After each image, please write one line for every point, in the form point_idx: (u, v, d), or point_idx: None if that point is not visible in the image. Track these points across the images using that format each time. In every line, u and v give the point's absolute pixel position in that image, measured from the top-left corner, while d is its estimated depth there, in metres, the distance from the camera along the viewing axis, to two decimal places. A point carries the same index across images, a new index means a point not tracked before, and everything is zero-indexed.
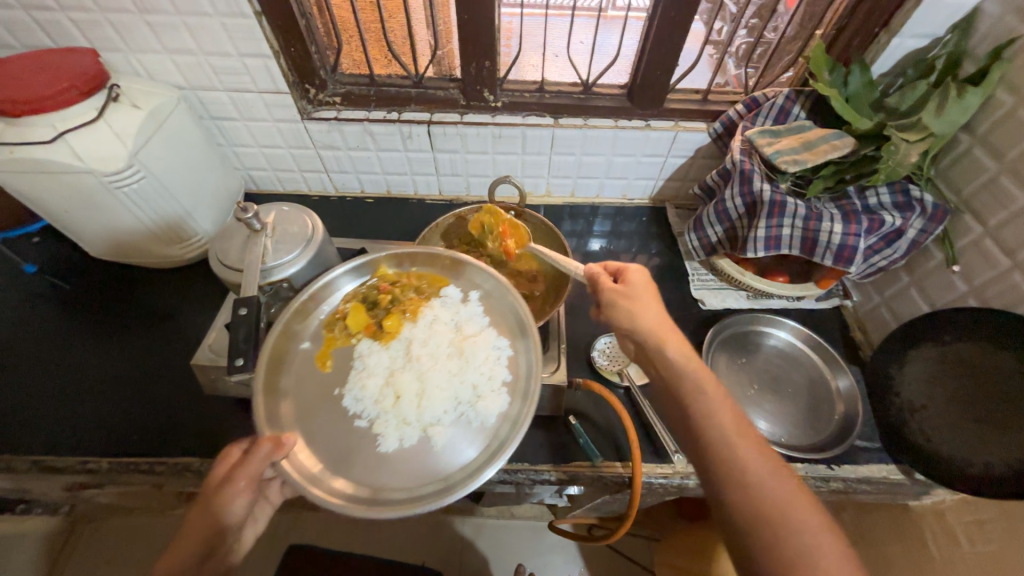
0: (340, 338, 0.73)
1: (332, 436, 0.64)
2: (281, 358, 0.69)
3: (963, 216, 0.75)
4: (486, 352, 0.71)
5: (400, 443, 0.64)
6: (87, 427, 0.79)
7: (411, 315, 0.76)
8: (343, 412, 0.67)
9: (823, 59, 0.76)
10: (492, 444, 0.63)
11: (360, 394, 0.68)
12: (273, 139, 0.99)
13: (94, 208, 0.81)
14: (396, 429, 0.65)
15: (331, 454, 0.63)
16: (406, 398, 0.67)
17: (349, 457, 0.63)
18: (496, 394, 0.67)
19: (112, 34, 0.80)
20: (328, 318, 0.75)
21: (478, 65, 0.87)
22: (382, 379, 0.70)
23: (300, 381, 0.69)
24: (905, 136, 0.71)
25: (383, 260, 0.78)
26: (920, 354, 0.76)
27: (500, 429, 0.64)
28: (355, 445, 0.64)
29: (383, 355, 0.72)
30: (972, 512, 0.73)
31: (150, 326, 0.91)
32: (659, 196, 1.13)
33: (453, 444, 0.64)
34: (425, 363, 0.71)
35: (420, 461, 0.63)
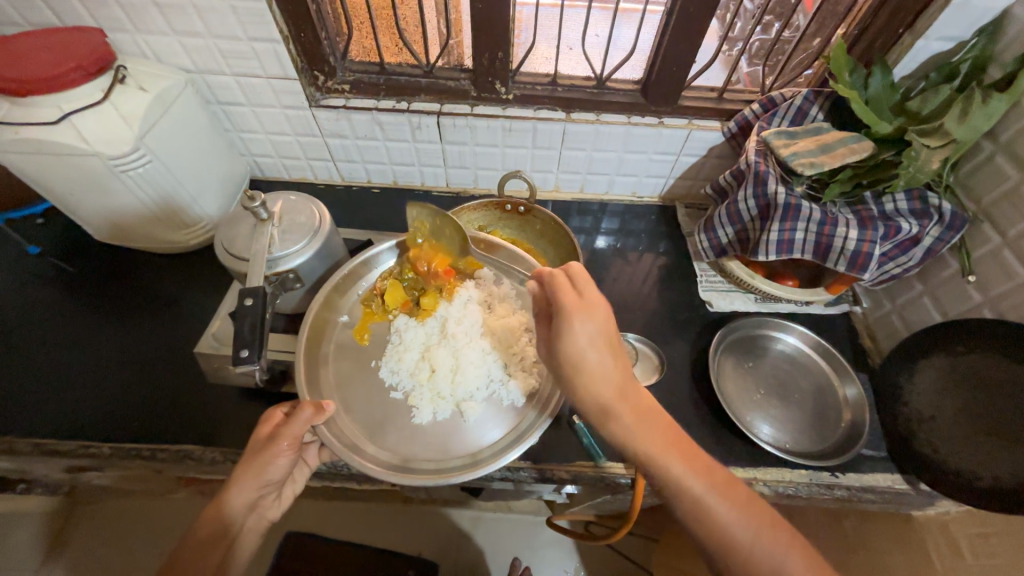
0: (379, 313, 0.78)
1: (369, 406, 0.70)
2: (321, 328, 0.75)
3: (982, 226, 0.74)
4: (519, 333, 0.76)
5: (434, 416, 0.70)
6: (91, 411, 0.79)
7: (446, 294, 0.79)
8: (381, 383, 0.72)
9: (844, 60, 0.73)
10: (520, 425, 0.69)
11: (395, 366, 0.73)
12: (280, 126, 0.97)
13: (99, 191, 0.80)
14: (430, 402, 0.70)
15: (367, 423, 0.69)
16: (440, 373, 0.72)
17: (385, 425, 0.69)
18: (527, 373, 0.73)
19: (119, 14, 0.78)
20: (366, 294, 0.79)
21: (491, 56, 0.85)
22: (417, 354, 0.74)
23: (342, 349, 0.75)
24: (927, 141, 0.69)
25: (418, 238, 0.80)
26: (930, 365, 0.75)
27: (529, 409, 0.70)
28: (391, 414, 0.70)
29: (418, 331, 0.76)
30: (978, 525, 0.73)
31: (154, 312, 0.91)
32: (669, 195, 1.11)
33: (482, 420, 0.70)
34: (460, 340, 0.74)
35: (450, 434, 0.69)
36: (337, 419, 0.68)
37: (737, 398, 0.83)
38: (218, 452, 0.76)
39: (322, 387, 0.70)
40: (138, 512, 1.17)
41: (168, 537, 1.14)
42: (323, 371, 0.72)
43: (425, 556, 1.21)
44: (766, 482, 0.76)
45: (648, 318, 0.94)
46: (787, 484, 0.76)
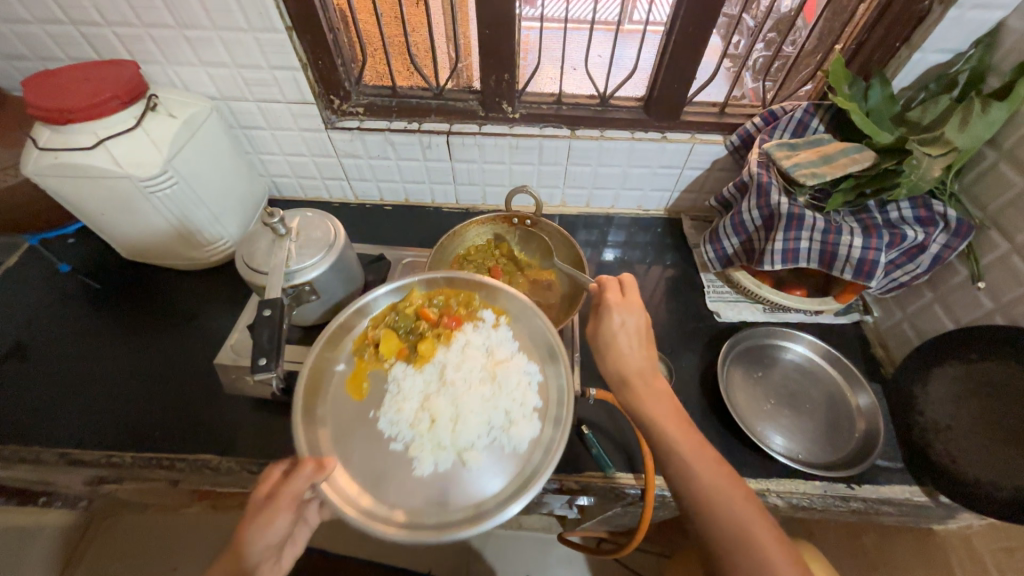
0: (373, 363, 0.72)
1: (367, 458, 0.63)
2: (318, 378, 0.68)
3: (989, 232, 0.74)
4: (518, 377, 0.70)
5: (435, 467, 0.63)
6: (113, 422, 0.82)
7: (444, 339, 0.74)
8: (380, 434, 0.66)
9: (843, 73, 0.75)
10: (523, 473, 0.62)
11: (395, 417, 0.66)
12: (297, 147, 1.02)
13: (129, 211, 0.85)
14: (431, 453, 0.64)
15: (365, 475, 0.62)
16: (442, 422, 0.66)
17: (383, 477, 0.62)
18: (528, 420, 0.66)
19: (152, 47, 0.84)
20: (358, 342, 0.73)
21: (497, 77, 0.89)
22: (417, 403, 0.68)
23: (340, 400, 0.68)
24: (928, 151, 0.70)
25: (416, 283, 0.75)
26: (945, 372, 0.74)
27: (533, 457, 0.63)
28: (390, 467, 0.63)
29: (417, 379, 0.70)
30: (1003, 539, 0.71)
31: (175, 326, 0.94)
32: (674, 207, 1.13)
33: (486, 471, 0.62)
34: (459, 388, 0.70)
35: (454, 488, 0.61)
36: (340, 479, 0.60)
37: (747, 408, 0.82)
38: (234, 461, 0.77)
39: (319, 438, 0.63)
40: (154, 527, 1.19)
41: (182, 551, 1.15)
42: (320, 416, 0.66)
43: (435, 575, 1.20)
44: (779, 493, 0.75)
45: (656, 329, 0.95)
46: (801, 495, 0.75)
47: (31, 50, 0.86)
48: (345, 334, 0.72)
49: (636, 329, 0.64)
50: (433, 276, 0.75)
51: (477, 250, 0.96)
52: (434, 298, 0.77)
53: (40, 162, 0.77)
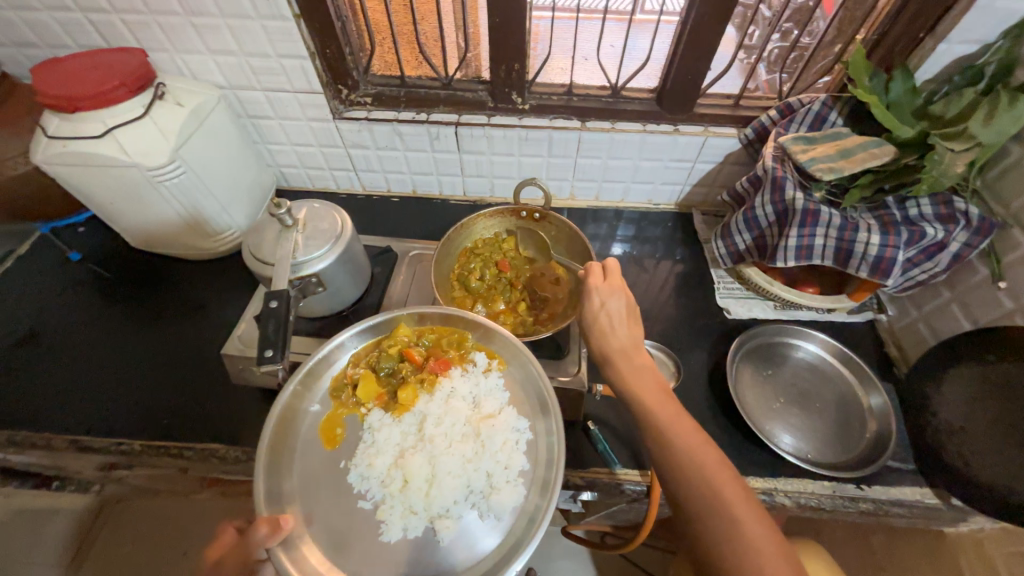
0: (350, 406, 0.72)
1: (333, 517, 0.62)
2: (289, 423, 0.68)
3: (1012, 230, 0.71)
4: (504, 437, 0.68)
5: (404, 534, 0.62)
6: (123, 409, 0.83)
7: (428, 386, 0.74)
8: (349, 489, 0.65)
9: (864, 65, 0.73)
10: (505, 542, 0.60)
11: (366, 472, 0.66)
12: (305, 138, 1.02)
13: (137, 199, 0.85)
14: (400, 518, 0.62)
15: (329, 536, 0.61)
16: (415, 484, 0.65)
17: (348, 539, 0.61)
18: (512, 486, 0.64)
19: (160, 35, 0.84)
20: (336, 383, 0.73)
21: (507, 67, 0.88)
22: (391, 458, 0.68)
23: (312, 449, 0.68)
24: (950, 145, 0.68)
25: (403, 319, 0.75)
26: (961, 373, 0.73)
27: (513, 527, 0.61)
28: (356, 528, 0.62)
29: (394, 430, 0.70)
30: (1015, 543, 0.70)
31: (183, 316, 0.95)
32: (685, 202, 1.11)
33: (460, 538, 0.61)
34: (438, 445, 0.69)
35: (421, 558, 0.60)
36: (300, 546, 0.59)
37: (757, 406, 0.81)
38: (241, 451, 0.78)
39: (284, 492, 0.63)
40: (163, 511, 1.20)
41: (192, 536, 1.17)
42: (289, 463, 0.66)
43: None
44: (787, 493, 0.74)
45: (664, 325, 0.94)
46: (810, 495, 0.74)
47: (40, 37, 0.86)
48: (322, 374, 0.72)
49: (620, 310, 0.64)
50: (423, 312, 0.75)
51: (484, 242, 0.95)
52: (421, 338, 0.76)
53: (50, 150, 0.77)
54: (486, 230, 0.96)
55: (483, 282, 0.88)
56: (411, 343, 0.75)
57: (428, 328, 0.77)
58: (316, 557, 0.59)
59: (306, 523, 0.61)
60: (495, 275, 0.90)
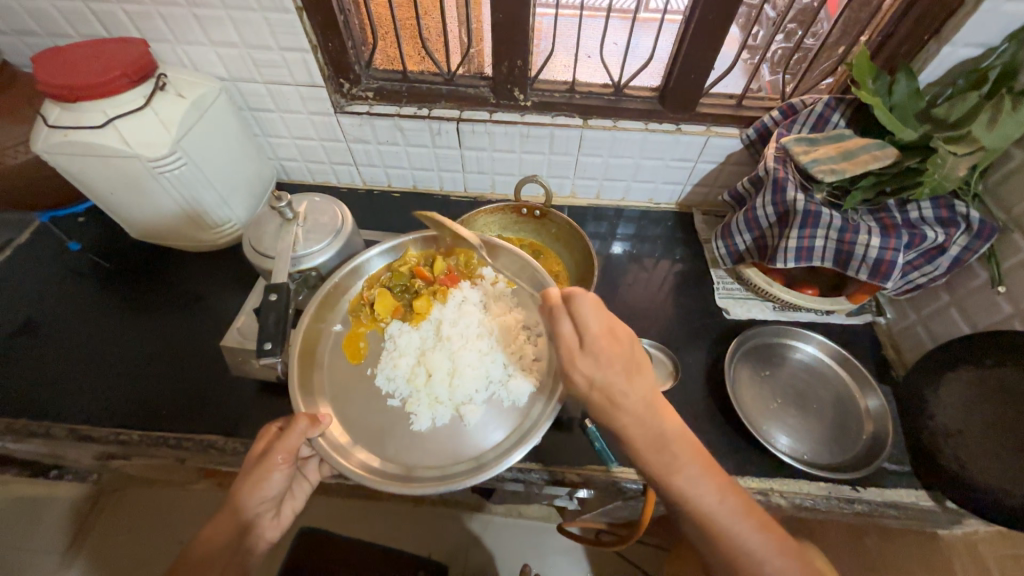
0: (369, 322, 0.76)
1: (367, 416, 0.68)
2: (314, 342, 0.71)
3: (1012, 235, 0.71)
4: (516, 332, 0.74)
5: (433, 422, 0.67)
6: (121, 399, 0.83)
7: (440, 297, 0.77)
8: (377, 392, 0.70)
9: (868, 67, 0.73)
10: (522, 425, 0.66)
11: (392, 373, 0.70)
12: (306, 131, 1.01)
13: (137, 191, 0.84)
14: (428, 408, 0.68)
15: (366, 431, 0.66)
16: (437, 377, 0.70)
17: (384, 434, 0.66)
18: (526, 373, 0.70)
19: (162, 26, 0.84)
20: (354, 304, 0.76)
21: (510, 63, 0.87)
22: (413, 359, 0.72)
23: (338, 363, 0.72)
24: (952, 148, 0.68)
25: (411, 243, 0.78)
26: (958, 377, 0.73)
27: (531, 409, 0.67)
28: (390, 422, 0.67)
29: (413, 335, 0.74)
30: (1009, 547, 0.71)
31: (182, 306, 0.95)
32: (686, 202, 1.11)
33: (484, 422, 0.67)
34: (455, 343, 0.73)
35: (452, 440, 0.66)
36: (344, 445, 0.64)
37: (754, 406, 0.82)
38: (238, 443, 0.78)
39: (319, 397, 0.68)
40: (159, 501, 1.21)
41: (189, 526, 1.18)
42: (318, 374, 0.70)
43: (434, 559, 1.21)
44: (782, 493, 0.75)
45: (663, 325, 0.94)
46: (804, 495, 0.74)
47: (41, 26, 0.85)
48: (340, 296, 0.76)
49: (600, 332, 0.57)
50: (428, 235, 0.80)
51: None
52: (428, 258, 0.79)
53: (51, 140, 0.76)
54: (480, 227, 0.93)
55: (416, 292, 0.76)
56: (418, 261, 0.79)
57: (433, 251, 0.80)
58: (360, 452, 0.64)
59: (348, 425, 0.66)
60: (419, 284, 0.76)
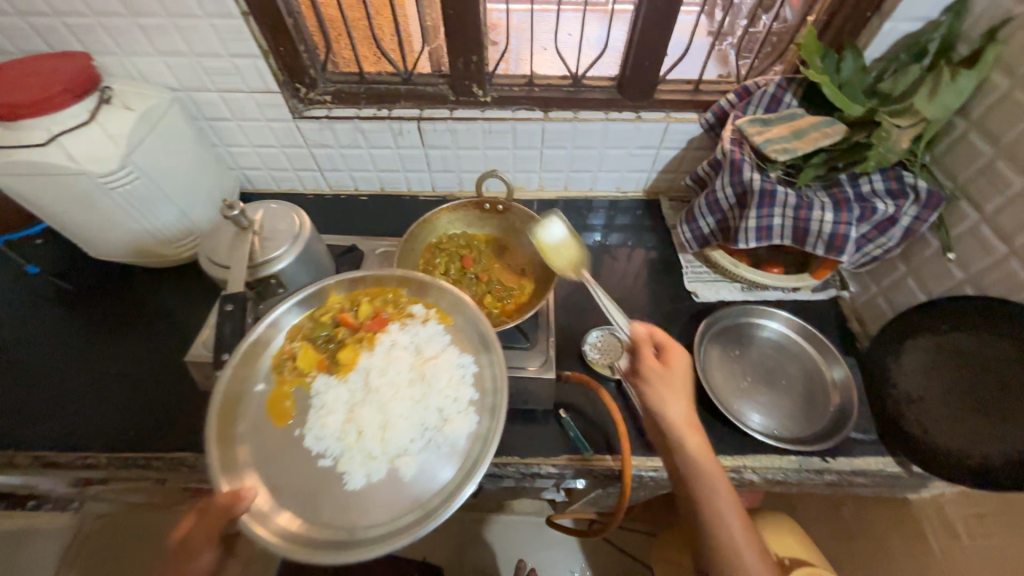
0: (294, 379, 0.66)
1: (297, 480, 0.59)
2: (233, 405, 0.62)
3: (959, 203, 0.73)
4: (449, 373, 0.67)
5: (368, 479, 0.60)
6: (88, 423, 0.81)
7: (367, 343, 0.70)
8: (305, 453, 0.61)
9: (815, 46, 0.74)
10: (461, 470, 0.59)
11: (321, 433, 0.62)
12: (265, 138, 1.00)
13: (89, 209, 0.82)
14: (361, 465, 0.60)
15: (295, 497, 0.58)
16: (369, 432, 0.63)
17: (317, 497, 0.58)
18: (463, 415, 0.63)
19: (106, 38, 0.82)
20: (276, 360, 0.67)
21: (466, 59, 0.87)
22: (343, 415, 0.64)
23: (261, 428, 0.62)
24: (897, 121, 0.70)
25: (333, 286, 0.71)
26: (918, 345, 0.74)
27: (470, 451, 0.60)
28: (321, 485, 0.59)
29: (340, 390, 0.66)
30: (971, 505, 0.73)
31: (148, 324, 0.93)
32: (652, 188, 1.12)
33: (425, 471, 0.60)
34: (386, 393, 0.66)
35: (390, 497, 0.59)
36: (269, 512, 0.56)
37: (725, 385, 0.83)
38: None
39: (242, 467, 0.59)
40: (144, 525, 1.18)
41: None
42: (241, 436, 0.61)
43: (429, 562, 1.21)
44: (755, 470, 0.75)
45: (634, 312, 0.95)
46: (776, 470, 0.75)
47: None
48: (261, 351, 0.66)
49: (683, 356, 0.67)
50: (355, 275, 0.71)
51: (442, 251, 0.90)
52: (354, 301, 0.72)
53: None
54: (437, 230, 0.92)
55: (340, 343, 0.69)
56: (345, 304, 0.72)
57: (360, 292, 0.73)
58: (283, 516, 0.56)
59: (277, 494, 0.58)
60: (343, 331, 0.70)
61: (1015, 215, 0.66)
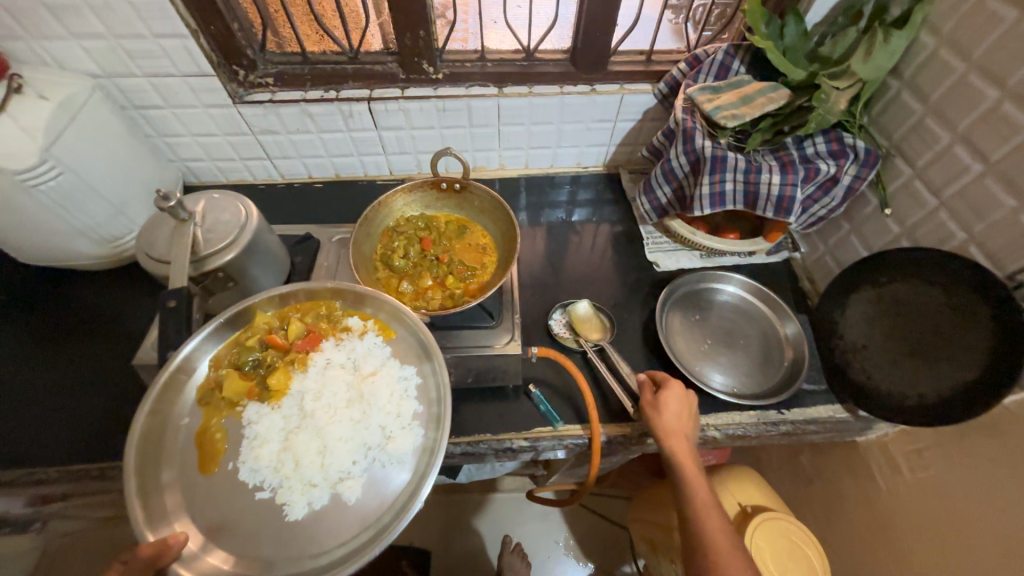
0: (223, 409, 0.64)
1: (233, 517, 0.57)
2: (156, 444, 0.59)
3: (894, 160, 0.77)
4: (389, 389, 0.67)
5: (310, 508, 0.59)
6: (33, 438, 0.76)
7: (299, 365, 0.69)
8: (241, 487, 0.60)
9: (760, 12, 0.75)
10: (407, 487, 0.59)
11: (255, 465, 0.61)
12: (205, 127, 0.94)
13: (9, 211, 0.76)
14: (302, 494, 0.59)
15: (232, 536, 0.56)
16: (307, 460, 0.62)
17: (256, 533, 0.57)
18: (407, 430, 0.63)
19: (9, 20, 0.74)
20: (202, 391, 0.64)
21: (413, 34, 0.84)
22: (278, 444, 0.63)
23: (187, 469, 0.59)
24: (836, 84, 0.72)
25: (259, 305, 0.69)
26: (860, 298, 0.78)
27: (416, 466, 0.61)
28: (257, 521, 0.58)
29: (274, 418, 0.65)
30: (911, 442, 0.78)
31: (93, 331, 0.87)
32: (612, 162, 1.13)
33: (371, 492, 0.60)
34: (322, 418, 0.65)
35: (335, 522, 0.58)
36: (203, 554, 0.55)
37: (686, 349, 0.86)
38: None
39: (170, 511, 0.56)
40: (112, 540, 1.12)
41: None
42: (167, 475, 0.59)
43: (416, 547, 1.22)
44: (717, 426, 0.79)
45: (599, 285, 0.96)
46: (737, 425, 0.79)
47: None
48: (183, 384, 0.64)
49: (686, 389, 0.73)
50: (277, 292, 0.70)
51: (402, 233, 0.88)
52: (282, 321, 0.71)
53: None
54: (391, 214, 0.89)
55: (271, 368, 0.68)
56: (272, 325, 0.70)
57: (290, 309, 0.72)
58: (217, 556, 0.55)
59: (212, 535, 0.56)
60: (274, 355, 0.69)
61: (942, 168, 0.70)
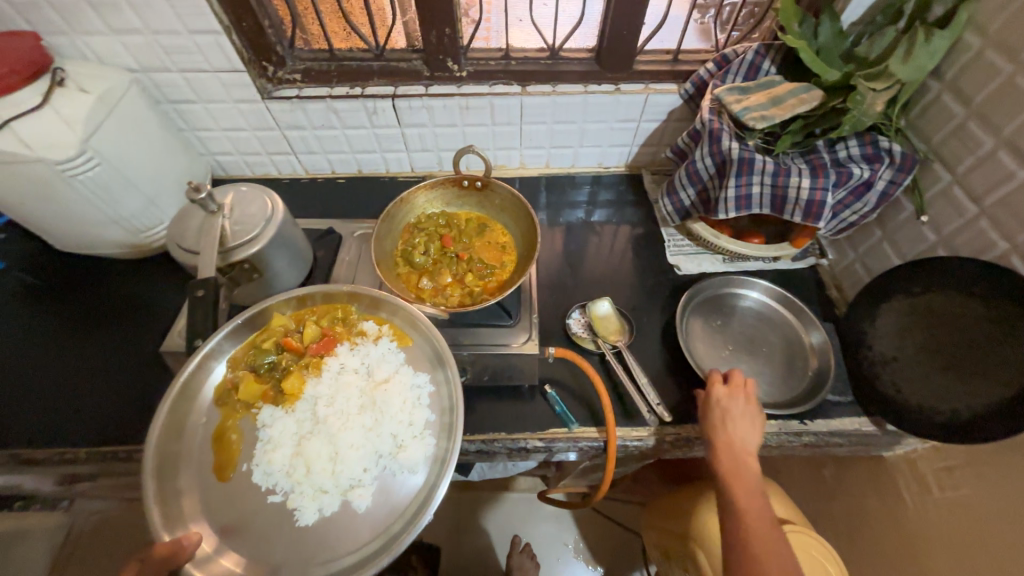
0: (239, 410, 0.66)
1: (245, 520, 0.59)
2: (174, 444, 0.61)
3: (932, 165, 0.74)
4: (401, 397, 0.67)
5: (320, 514, 0.60)
6: (66, 419, 0.79)
7: (313, 369, 0.70)
8: (255, 489, 0.61)
9: (793, 11, 0.73)
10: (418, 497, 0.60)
11: (268, 468, 0.62)
12: (234, 121, 0.96)
13: (49, 199, 0.79)
14: (313, 499, 0.60)
15: (243, 539, 0.57)
16: (318, 465, 0.62)
17: (267, 537, 0.58)
18: (419, 440, 0.64)
19: (53, 16, 0.77)
20: (218, 392, 0.66)
21: (438, 32, 0.85)
22: (291, 448, 0.63)
23: (203, 471, 0.61)
24: (872, 85, 0.69)
25: (276, 306, 0.70)
26: (892, 308, 0.75)
27: (427, 477, 0.61)
28: (268, 526, 0.59)
29: (287, 421, 0.65)
30: (942, 459, 0.75)
31: (124, 318, 0.90)
32: (634, 163, 1.11)
33: (380, 502, 0.61)
34: (334, 424, 0.66)
35: (344, 530, 0.59)
36: (216, 556, 0.56)
37: (707, 356, 0.84)
38: None
39: (186, 513, 0.58)
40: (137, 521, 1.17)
41: None
42: (183, 478, 0.60)
43: (426, 542, 1.23)
44: None
45: (618, 287, 0.95)
46: None
47: None
48: (200, 385, 0.65)
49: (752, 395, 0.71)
50: (299, 294, 0.71)
51: (424, 230, 0.89)
52: (299, 324, 0.72)
53: None
54: (410, 211, 0.89)
55: (287, 370, 0.69)
56: (289, 327, 0.71)
57: (307, 312, 0.73)
58: (229, 558, 0.56)
59: (224, 537, 0.57)
60: (291, 357, 0.70)
61: (985, 175, 0.67)
